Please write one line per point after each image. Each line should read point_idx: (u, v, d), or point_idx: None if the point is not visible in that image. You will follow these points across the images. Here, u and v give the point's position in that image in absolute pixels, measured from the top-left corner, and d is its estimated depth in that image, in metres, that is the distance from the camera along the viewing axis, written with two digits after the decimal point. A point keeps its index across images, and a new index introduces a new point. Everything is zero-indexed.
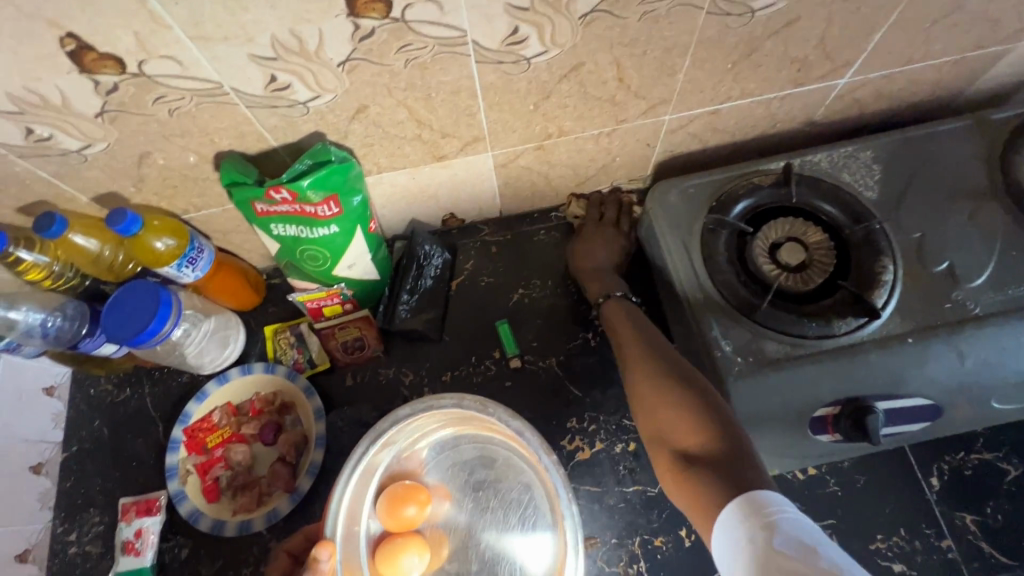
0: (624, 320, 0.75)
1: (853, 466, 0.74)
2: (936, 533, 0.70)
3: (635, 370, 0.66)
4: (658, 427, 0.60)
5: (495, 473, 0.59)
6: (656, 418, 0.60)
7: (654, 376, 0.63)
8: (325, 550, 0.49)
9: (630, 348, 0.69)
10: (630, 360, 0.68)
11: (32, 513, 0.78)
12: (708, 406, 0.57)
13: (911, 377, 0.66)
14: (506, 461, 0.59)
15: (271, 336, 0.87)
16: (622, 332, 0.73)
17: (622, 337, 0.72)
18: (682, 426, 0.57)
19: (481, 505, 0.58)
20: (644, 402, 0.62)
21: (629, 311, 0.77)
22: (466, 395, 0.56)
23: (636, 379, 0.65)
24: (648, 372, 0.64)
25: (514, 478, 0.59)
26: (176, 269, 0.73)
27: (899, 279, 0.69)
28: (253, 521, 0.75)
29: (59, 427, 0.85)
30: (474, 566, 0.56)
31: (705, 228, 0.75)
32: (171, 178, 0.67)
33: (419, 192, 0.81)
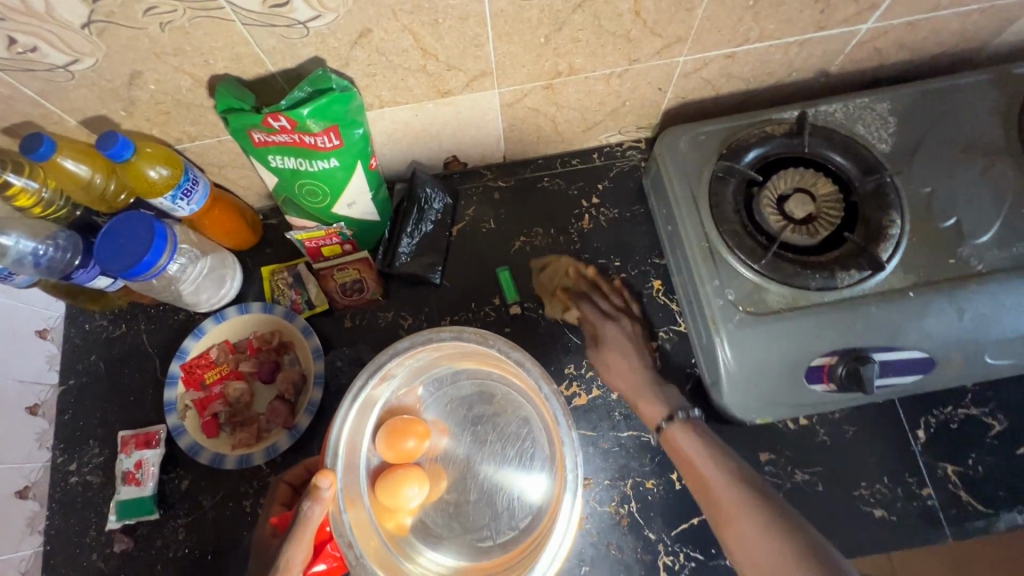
0: (698, 454, 0.64)
1: (843, 418, 0.75)
2: (918, 481, 0.72)
3: (722, 523, 0.57)
4: (760, 559, 0.52)
5: (493, 408, 0.60)
6: (752, 547, 0.53)
7: (749, 515, 0.55)
8: (326, 478, 0.49)
9: (716, 487, 0.60)
10: (712, 499, 0.60)
11: (31, 452, 0.78)
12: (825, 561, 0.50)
13: (910, 330, 0.66)
14: (504, 396, 0.60)
15: (268, 278, 0.85)
16: (701, 470, 0.63)
17: (701, 477, 0.62)
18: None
19: (478, 438, 0.59)
20: (737, 534, 0.55)
21: (697, 435, 0.66)
22: (466, 327, 0.55)
23: (727, 539, 0.56)
24: (740, 516, 0.56)
25: (513, 412, 0.59)
26: (170, 200, 0.71)
27: (906, 233, 0.68)
28: (252, 455, 0.76)
29: (54, 368, 0.84)
30: (473, 494, 0.58)
31: (714, 176, 0.73)
32: (163, 102, 0.64)
33: (421, 131, 0.78)
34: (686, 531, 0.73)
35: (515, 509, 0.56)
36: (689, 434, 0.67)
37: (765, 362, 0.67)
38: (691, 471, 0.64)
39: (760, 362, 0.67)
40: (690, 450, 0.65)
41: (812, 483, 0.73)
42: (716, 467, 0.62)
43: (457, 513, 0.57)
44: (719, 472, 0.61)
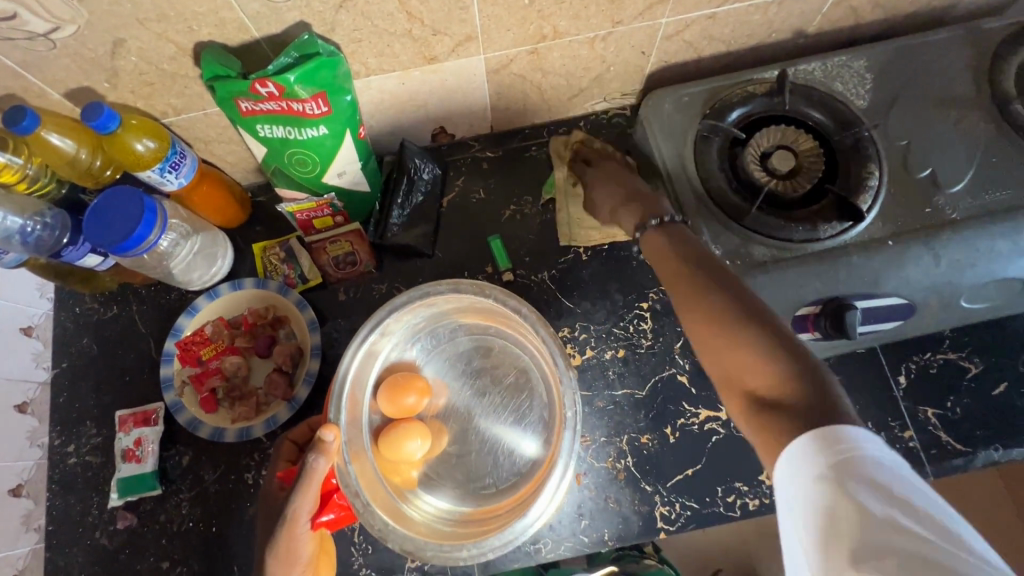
0: (665, 251, 0.66)
1: (828, 367, 0.78)
2: (900, 425, 0.75)
3: (690, 309, 0.60)
4: (719, 357, 0.56)
5: (491, 361, 0.61)
6: (713, 340, 0.56)
7: (721, 317, 0.56)
8: (331, 431, 0.51)
9: (682, 286, 0.61)
10: (681, 296, 0.61)
11: (22, 450, 0.77)
12: (785, 342, 0.52)
13: (890, 277, 0.68)
14: (502, 349, 0.62)
15: (259, 254, 0.86)
16: (667, 266, 0.65)
17: (670, 269, 0.64)
18: (761, 373, 0.52)
19: (478, 390, 0.61)
20: (704, 333, 0.57)
21: (672, 234, 0.66)
22: (462, 277, 0.57)
23: (695, 321, 0.59)
24: (705, 300, 0.58)
25: (511, 364, 0.61)
26: (159, 173, 0.71)
27: (884, 185, 0.71)
28: (252, 428, 0.77)
29: (43, 366, 0.83)
30: (475, 445, 0.60)
31: (698, 136, 0.75)
32: (147, 73, 0.64)
33: (408, 100, 0.78)
34: (681, 482, 0.75)
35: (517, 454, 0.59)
36: (664, 237, 0.67)
37: None
38: (664, 265, 0.65)
39: None
40: (659, 250, 0.66)
41: None
42: (684, 260, 0.63)
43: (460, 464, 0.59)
44: (681, 262, 0.63)
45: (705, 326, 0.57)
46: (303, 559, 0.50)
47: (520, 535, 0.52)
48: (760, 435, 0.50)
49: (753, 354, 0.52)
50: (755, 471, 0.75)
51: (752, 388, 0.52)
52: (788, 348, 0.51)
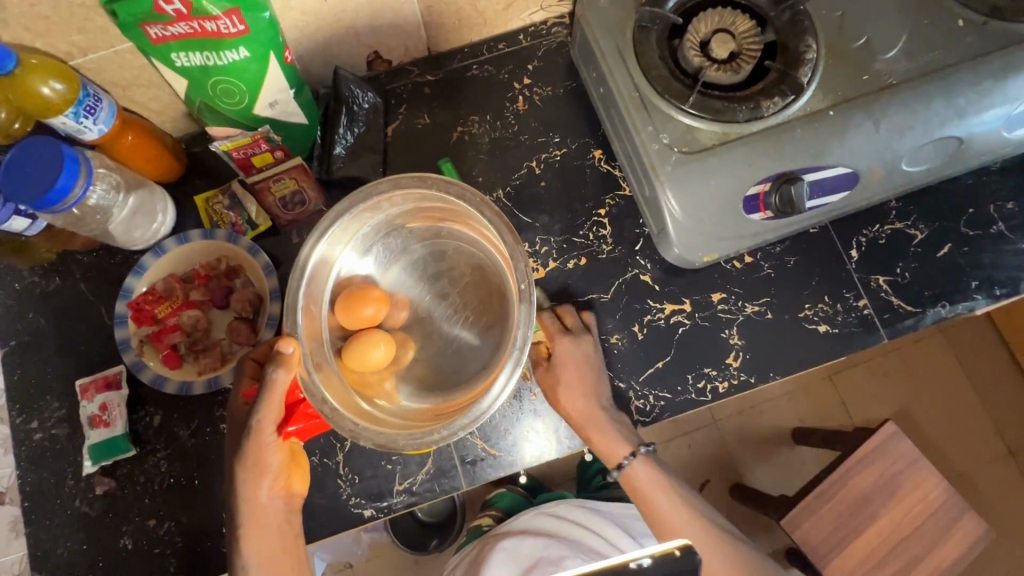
0: (651, 482, 0.72)
1: (784, 250, 0.80)
2: (854, 295, 0.78)
3: (678, 550, 0.70)
4: (677, 523, 0.71)
5: (447, 264, 0.64)
6: (697, 568, 0.69)
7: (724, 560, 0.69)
8: (289, 342, 0.51)
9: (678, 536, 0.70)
10: (670, 543, 0.71)
11: None
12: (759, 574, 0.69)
13: (834, 147, 0.69)
14: (455, 251, 0.65)
15: (203, 205, 0.82)
16: (657, 507, 0.72)
17: (660, 516, 0.71)
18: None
19: (438, 295, 0.64)
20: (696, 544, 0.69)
21: (649, 466, 0.73)
22: (401, 175, 0.59)
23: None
24: (693, 547, 0.69)
25: (465, 264, 0.64)
26: (74, 119, 0.67)
27: (822, 57, 0.71)
28: (221, 377, 0.76)
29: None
30: (440, 347, 0.63)
31: (637, 27, 0.73)
32: (39, 4, 0.59)
33: (333, 20, 0.74)
34: (653, 375, 0.77)
35: (482, 349, 0.62)
36: (646, 468, 0.73)
37: (706, 198, 0.69)
38: (649, 509, 0.72)
39: (702, 198, 0.69)
40: (645, 483, 0.72)
41: (762, 313, 0.78)
42: (676, 505, 0.72)
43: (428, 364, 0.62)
44: (671, 506, 0.71)
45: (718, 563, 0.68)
46: (275, 463, 0.55)
47: (488, 408, 0.56)
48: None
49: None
50: (722, 355, 0.77)
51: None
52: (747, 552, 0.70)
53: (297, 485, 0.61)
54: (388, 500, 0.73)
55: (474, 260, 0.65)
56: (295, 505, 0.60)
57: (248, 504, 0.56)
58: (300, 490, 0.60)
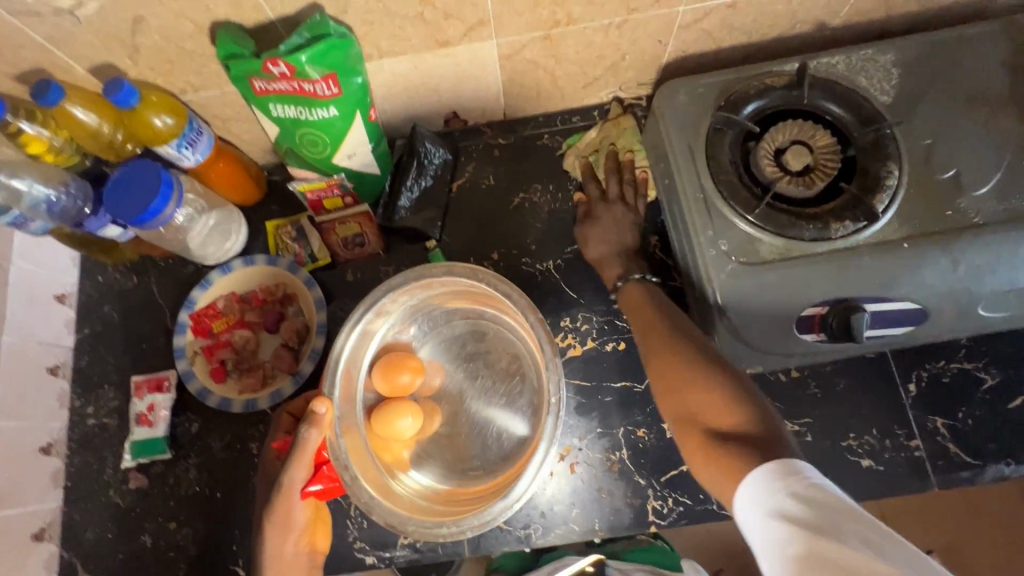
0: (646, 301, 0.73)
1: (834, 371, 0.76)
2: (907, 433, 0.73)
3: (654, 352, 0.67)
4: (651, 322, 0.70)
5: (485, 345, 0.66)
6: (672, 366, 0.64)
7: (681, 332, 0.67)
8: (323, 404, 0.53)
9: (654, 328, 0.69)
10: (648, 337, 0.69)
11: (53, 410, 0.83)
12: (739, 381, 0.61)
13: (903, 281, 0.66)
14: (495, 334, 0.66)
15: (272, 232, 0.88)
16: (642, 316, 0.72)
17: (643, 318, 0.71)
18: (715, 406, 0.59)
19: (471, 375, 0.65)
20: (666, 375, 0.64)
21: (648, 290, 0.74)
22: (456, 263, 0.60)
23: (658, 365, 0.66)
24: (677, 354, 0.64)
25: (502, 350, 0.65)
26: (176, 149, 0.73)
27: (903, 185, 0.68)
28: (258, 399, 0.80)
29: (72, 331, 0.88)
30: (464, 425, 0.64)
31: (712, 129, 0.73)
32: (166, 51, 0.66)
33: (420, 84, 0.79)
34: (676, 478, 0.75)
35: (505, 436, 0.63)
36: (645, 293, 0.74)
37: (757, 311, 0.67)
38: (635, 321, 0.72)
39: (752, 310, 0.67)
40: (634, 306, 0.73)
41: (800, 433, 0.74)
42: (656, 308, 0.71)
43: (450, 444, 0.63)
44: (657, 312, 0.71)
45: (688, 404, 0.61)
46: (301, 515, 0.57)
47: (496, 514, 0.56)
48: (708, 464, 0.57)
49: (719, 391, 0.60)
50: None
51: (705, 421, 0.59)
52: (745, 396, 0.59)
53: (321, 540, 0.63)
54: (390, 552, 0.73)
55: (512, 347, 0.66)
56: (318, 561, 0.62)
57: (272, 559, 0.58)
58: (323, 547, 0.62)
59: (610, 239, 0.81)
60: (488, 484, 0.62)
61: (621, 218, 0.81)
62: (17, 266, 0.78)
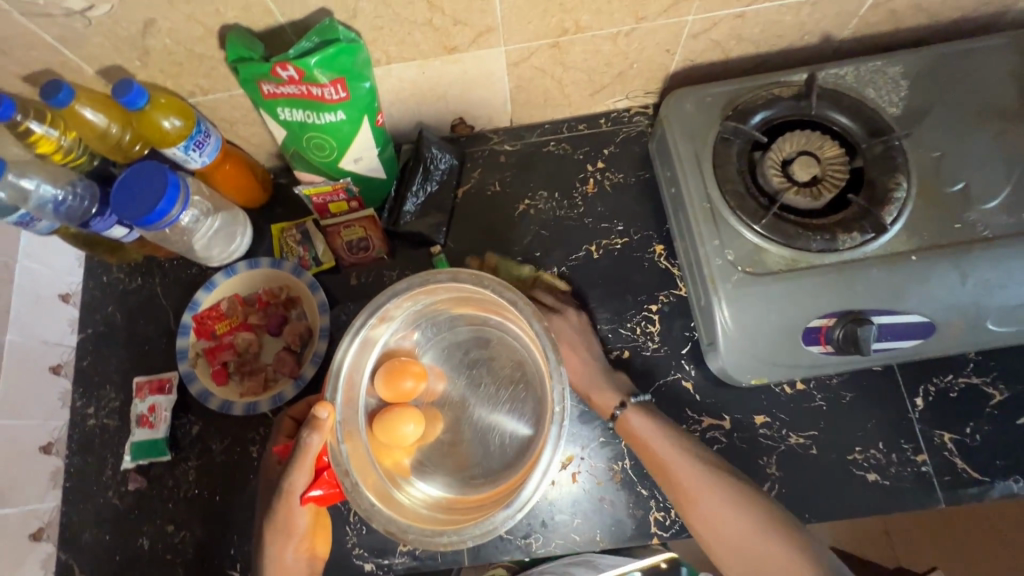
0: (652, 433, 0.69)
1: (840, 383, 0.75)
2: (913, 448, 0.72)
3: (687, 499, 0.66)
4: (670, 461, 0.67)
5: (488, 352, 0.65)
6: (711, 513, 0.64)
7: (711, 476, 0.65)
8: (325, 409, 0.52)
9: (680, 470, 0.66)
10: (673, 483, 0.67)
11: (54, 410, 0.83)
12: (786, 526, 0.62)
13: (911, 293, 0.66)
14: (499, 341, 0.65)
15: (277, 235, 0.88)
16: (655, 449, 0.68)
17: (657, 456, 0.68)
18: (773, 563, 0.61)
19: (474, 381, 0.65)
20: (706, 530, 0.64)
21: (648, 413, 0.71)
22: (462, 270, 0.60)
23: (707, 523, 0.64)
24: (711, 502, 0.64)
25: (506, 356, 0.65)
26: (183, 151, 0.73)
27: (911, 197, 0.68)
28: (259, 403, 0.79)
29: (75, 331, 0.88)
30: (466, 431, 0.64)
31: (719, 138, 0.73)
32: (176, 53, 0.66)
33: (428, 90, 0.79)
34: None
35: (508, 444, 0.63)
36: (644, 415, 0.71)
37: (763, 321, 0.67)
38: (646, 458, 0.69)
39: (758, 320, 0.67)
40: (643, 435, 0.70)
41: (805, 446, 0.74)
42: (671, 445, 0.68)
43: (452, 449, 0.63)
44: (674, 449, 0.68)
45: (741, 549, 0.62)
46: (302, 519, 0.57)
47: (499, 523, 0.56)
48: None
49: (773, 550, 0.61)
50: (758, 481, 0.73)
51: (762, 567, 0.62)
52: (796, 539, 0.61)
53: (321, 547, 0.63)
54: (389, 559, 0.73)
55: (515, 354, 0.65)
56: (317, 568, 0.62)
57: (272, 563, 0.58)
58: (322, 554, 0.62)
59: (585, 355, 0.76)
60: (489, 493, 0.61)
61: (580, 323, 0.78)
62: (22, 264, 0.78)
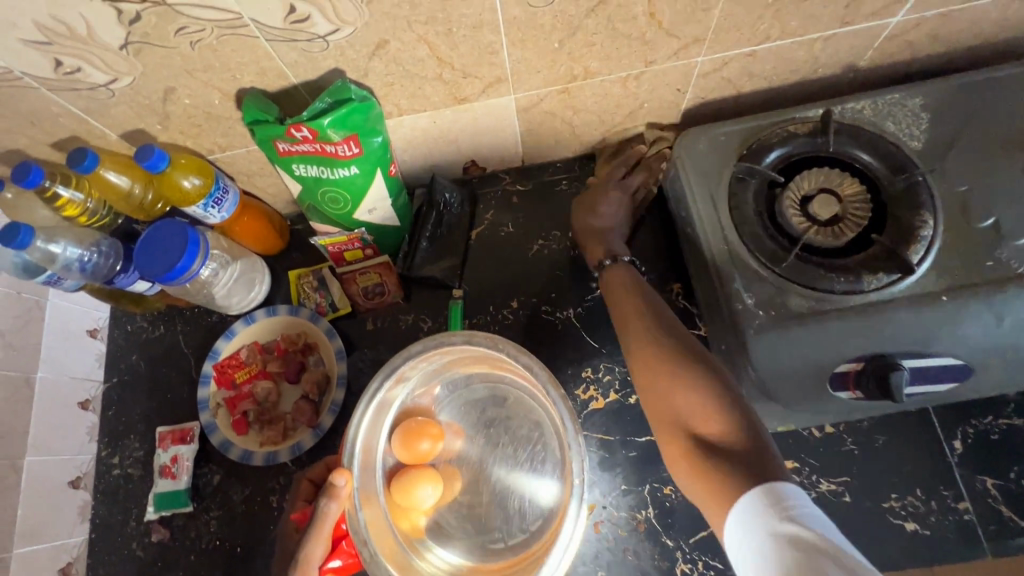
0: (628, 287, 0.75)
1: (872, 426, 0.72)
2: (954, 495, 0.69)
3: (637, 352, 0.68)
4: (633, 312, 0.71)
5: (505, 412, 0.64)
6: (658, 354, 0.65)
7: (662, 328, 0.68)
8: (342, 476, 0.52)
9: (636, 324, 0.70)
10: (631, 327, 0.70)
11: (82, 444, 0.85)
12: (716, 381, 0.60)
13: (943, 336, 0.63)
14: (516, 399, 0.64)
15: (294, 281, 0.89)
16: (623, 302, 0.73)
17: (623, 308, 0.73)
18: (695, 408, 0.59)
19: (492, 440, 0.64)
20: (646, 378, 0.65)
21: (633, 276, 0.76)
22: (477, 333, 0.59)
23: (645, 366, 0.66)
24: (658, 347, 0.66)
25: (524, 415, 0.64)
26: (202, 208, 0.75)
27: (939, 235, 0.65)
28: (279, 452, 0.79)
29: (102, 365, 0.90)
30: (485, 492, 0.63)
31: (734, 178, 0.72)
32: (195, 116, 0.68)
33: (440, 137, 0.80)
34: (705, 539, 0.71)
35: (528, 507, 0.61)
36: (625, 274, 0.76)
37: (787, 367, 0.65)
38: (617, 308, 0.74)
39: (782, 366, 0.65)
40: (618, 289, 0.75)
41: (837, 493, 0.71)
42: (641, 301, 0.72)
43: (471, 513, 0.62)
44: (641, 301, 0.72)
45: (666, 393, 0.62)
46: None
47: None
48: (693, 472, 0.56)
49: (695, 396, 0.60)
50: None
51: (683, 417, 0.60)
52: (725, 390, 0.59)
53: None
54: None
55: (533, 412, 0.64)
56: None
57: None
58: None
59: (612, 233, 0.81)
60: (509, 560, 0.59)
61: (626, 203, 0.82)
62: (52, 301, 0.81)
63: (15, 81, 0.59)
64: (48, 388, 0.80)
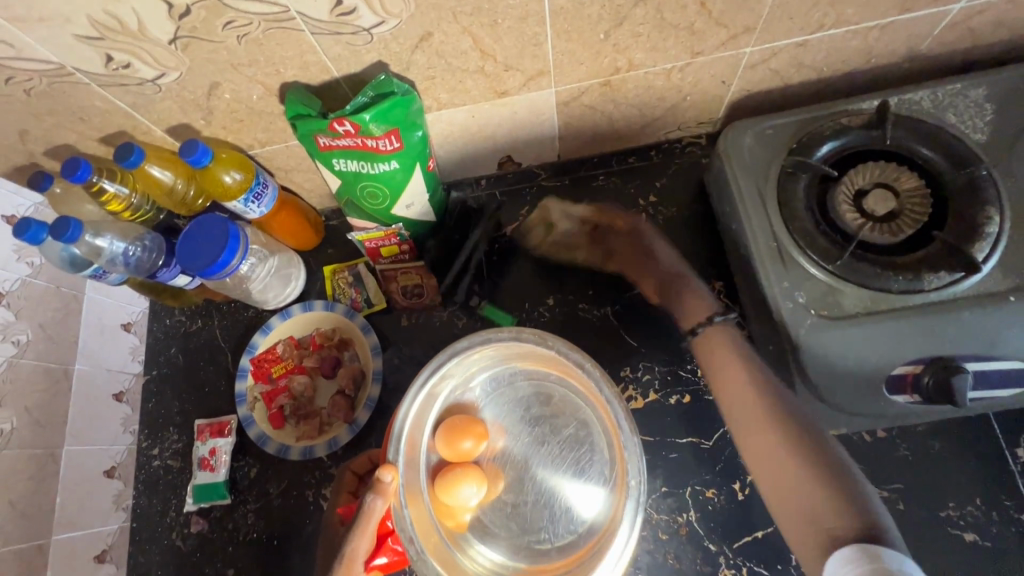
0: (740, 355, 0.71)
1: (927, 431, 0.69)
2: (1017, 505, 0.66)
3: (746, 428, 0.67)
4: (740, 388, 0.69)
5: (551, 410, 0.63)
6: (769, 442, 0.64)
7: (767, 403, 0.66)
8: (389, 472, 0.52)
9: (749, 399, 0.68)
10: (745, 405, 0.68)
11: (116, 435, 0.85)
12: (836, 473, 0.60)
13: (1009, 337, 0.60)
14: (561, 397, 0.63)
15: (330, 276, 0.89)
16: (733, 372, 0.70)
17: (733, 381, 0.70)
18: (819, 502, 0.58)
19: (537, 439, 0.63)
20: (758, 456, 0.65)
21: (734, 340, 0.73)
22: (524, 329, 0.59)
23: (758, 443, 0.65)
24: (768, 426, 0.65)
25: (570, 414, 0.63)
26: (243, 203, 0.75)
27: (1006, 231, 0.62)
28: (315, 447, 0.79)
29: (137, 359, 0.91)
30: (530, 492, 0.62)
31: (782, 172, 0.69)
32: (237, 111, 0.68)
33: (478, 132, 0.78)
34: (749, 544, 0.69)
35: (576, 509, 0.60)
36: (725, 342, 0.73)
37: (842, 369, 0.62)
38: (722, 381, 0.71)
39: (837, 368, 0.62)
40: (726, 362, 0.72)
41: (891, 500, 0.68)
42: (749, 373, 0.69)
43: (515, 513, 0.60)
44: (745, 375, 0.69)
45: (782, 479, 0.62)
46: None
47: None
48: (817, 562, 0.56)
49: (812, 483, 0.60)
50: None
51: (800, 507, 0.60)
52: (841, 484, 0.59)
53: None
54: None
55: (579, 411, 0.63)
56: None
57: None
58: None
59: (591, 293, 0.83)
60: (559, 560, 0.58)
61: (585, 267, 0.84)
62: (89, 297, 0.82)
63: (66, 77, 0.60)
64: (85, 382, 0.80)
